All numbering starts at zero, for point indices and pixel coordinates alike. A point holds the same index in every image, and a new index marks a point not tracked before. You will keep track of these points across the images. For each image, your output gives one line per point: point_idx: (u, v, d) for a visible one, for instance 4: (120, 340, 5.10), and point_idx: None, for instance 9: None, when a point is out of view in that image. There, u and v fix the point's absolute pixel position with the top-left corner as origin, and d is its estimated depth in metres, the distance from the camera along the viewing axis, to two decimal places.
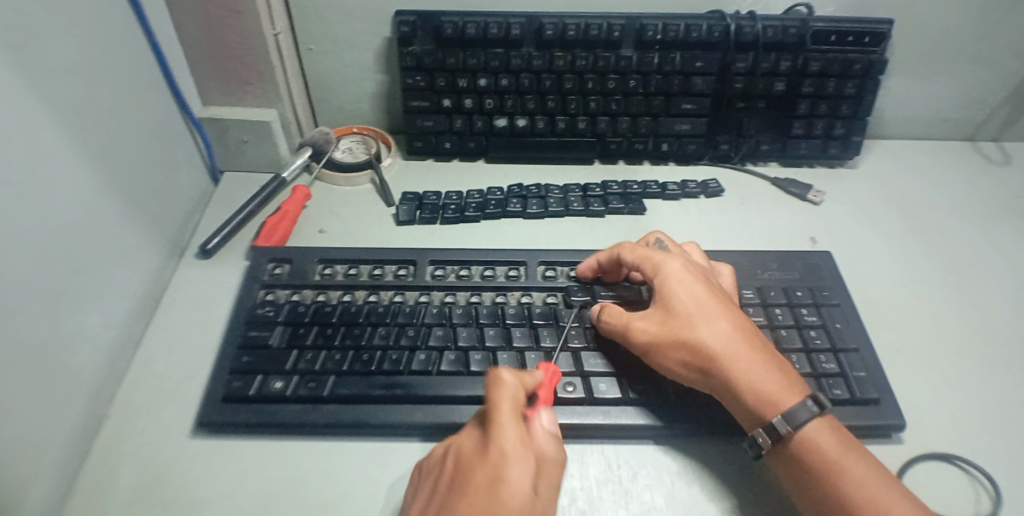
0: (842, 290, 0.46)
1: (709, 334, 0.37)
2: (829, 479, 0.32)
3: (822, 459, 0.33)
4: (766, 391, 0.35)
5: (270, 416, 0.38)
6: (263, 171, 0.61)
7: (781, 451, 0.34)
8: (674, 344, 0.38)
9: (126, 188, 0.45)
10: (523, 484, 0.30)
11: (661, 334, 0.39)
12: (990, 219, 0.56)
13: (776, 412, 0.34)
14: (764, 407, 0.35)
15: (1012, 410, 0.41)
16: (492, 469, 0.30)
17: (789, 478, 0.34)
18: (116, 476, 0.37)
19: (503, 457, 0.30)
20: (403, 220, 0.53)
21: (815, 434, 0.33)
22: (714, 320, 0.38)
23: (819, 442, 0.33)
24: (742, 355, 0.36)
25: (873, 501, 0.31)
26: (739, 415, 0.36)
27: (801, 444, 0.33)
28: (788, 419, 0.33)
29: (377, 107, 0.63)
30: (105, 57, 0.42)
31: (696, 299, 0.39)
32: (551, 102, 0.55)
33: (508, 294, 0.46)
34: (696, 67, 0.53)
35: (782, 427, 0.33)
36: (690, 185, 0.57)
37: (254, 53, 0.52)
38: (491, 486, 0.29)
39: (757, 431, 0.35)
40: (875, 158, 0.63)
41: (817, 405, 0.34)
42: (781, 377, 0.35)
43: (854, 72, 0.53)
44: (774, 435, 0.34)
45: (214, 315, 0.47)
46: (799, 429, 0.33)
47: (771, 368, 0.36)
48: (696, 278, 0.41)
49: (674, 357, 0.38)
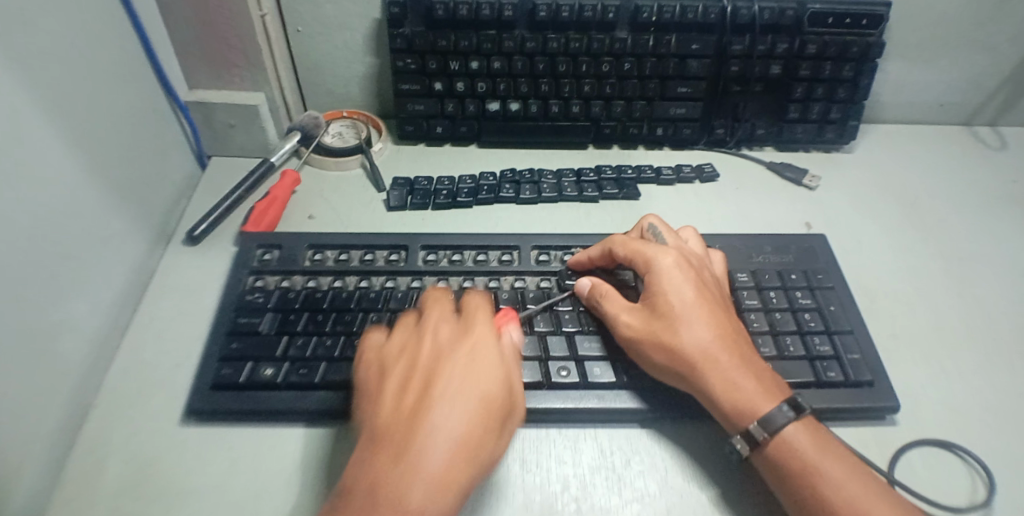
0: (837, 272, 0.45)
1: (692, 339, 0.37)
2: (809, 482, 0.32)
3: (801, 460, 0.33)
4: (746, 399, 0.35)
5: (262, 404, 0.38)
6: (252, 157, 0.60)
7: (760, 458, 0.34)
8: (657, 344, 0.38)
9: (110, 172, 0.43)
10: (502, 364, 0.34)
11: (645, 333, 0.39)
12: (987, 205, 0.56)
13: (753, 419, 0.34)
14: (741, 413, 0.35)
15: (1007, 398, 0.41)
16: (473, 350, 0.34)
17: (767, 478, 0.34)
18: (104, 466, 0.36)
19: (480, 341, 0.34)
20: (394, 205, 0.52)
21: (792, 437, 0.33)
22: (700, 324, 0.37)
23: (795, 445, 0.33)
24: (724, 362, 0.36)
25: (855, 503, 0.31)
26: (718, 418, 0.36)
27: (778, 448, 0.33)
28: (765, 425, 0.33)
29: (367, 90, 0.62)
30: (90, 41, 0.41)
31: (683, 300, 0.39)
32: (544, 85, 0.54)
33: (501, 278, 0.46)
34: (692, 50, 0.52)
35: (758, 434, 0.34)
36: (686, 169, 0.56)
37: (241, 34, 0.51)
38: (480, 365, 0.33)
39: (735, 437, 0.35)
40: (870, 143, 0.62)
41: (794, 410, 0.34)
42: (761, 384, 0.35)
43: (852, 55, 0.53)
44: (752, 441, 0.34)
45: (203, 303, 0.47)
46: (775, 434, 0.33)
47: (753, 376, 0.36)
48: (686, 276, 0.40)
49: (655, 357, 0.38)
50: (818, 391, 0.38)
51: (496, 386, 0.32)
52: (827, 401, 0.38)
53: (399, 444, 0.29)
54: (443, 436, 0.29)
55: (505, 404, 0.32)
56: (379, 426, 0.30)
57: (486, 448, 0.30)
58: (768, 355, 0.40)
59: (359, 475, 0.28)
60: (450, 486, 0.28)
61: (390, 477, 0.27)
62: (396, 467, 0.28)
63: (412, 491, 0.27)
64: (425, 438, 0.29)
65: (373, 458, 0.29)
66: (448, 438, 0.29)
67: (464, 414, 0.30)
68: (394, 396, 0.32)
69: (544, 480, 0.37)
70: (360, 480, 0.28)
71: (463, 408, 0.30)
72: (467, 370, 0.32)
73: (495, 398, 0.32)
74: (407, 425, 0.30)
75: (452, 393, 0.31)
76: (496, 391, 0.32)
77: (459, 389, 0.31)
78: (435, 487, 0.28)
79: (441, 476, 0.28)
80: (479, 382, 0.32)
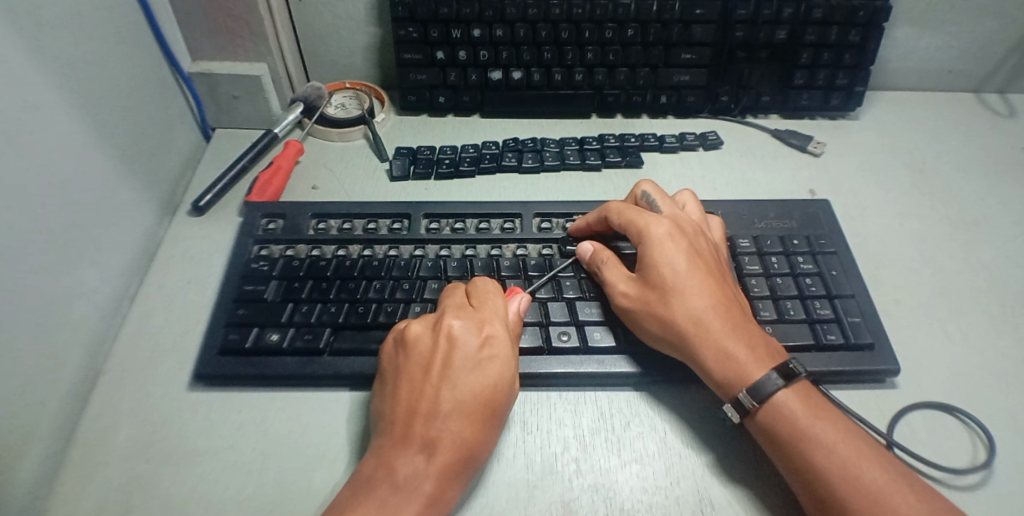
0: (839, 238, 0.45)
1: (685, 312, 0.37)
2: (800, 446, 0.32)
3: (791, 424, 0.33)
4: (737, 365, 0.35)
5: (268, 368, 0.39)
6: (255, 129, 0.60)
7: (751, 423, 0.35)
8: (650, 314, 0.38)
9: (116, 141, 0.44)
10: (513, 371, 0.35)
11: (640, 304, 0.39)
12: (994, 171, 0.55)
13: (743, 387, 0.34)
14: (732, 382, 0.35)
15: (1009, 363, 0.41)
16: (487, 355, 0.34)
17: (764, 445, 0.34)
18: (117, 426, 0.37)
19: (494, 346, 0.35)
20: (397, 176, 0.52)
21: (783, 404, 0.34)
22: (694, 296, 0.38)
23: (784, 411, 0.33)
24: (717, 331, 0.36)
25: (844, 463, 0.31)
26: (711, 386, 0.37)
27: (769, 415, 0.34)
28: (754, 394, 0.34)
29: (369, 60, 0.62)
30: (92, 11, 0.41)
31: (676, 273, 0.39)
32: (547, 53, 0.54)
33: (503, 246, 0.46)
34: (696, 16, 0.52)
35: (747, 402, 0.34)
36: (689, 137, 0.56)
37: (242, 4, 0.51)
38: (491, 367, 0.34)
39: (726, 406, 0.35)
40: (877, 111, 0.62)
41: (784, 377, 0.34)
42: (752, 350, 0.36)
43: (858, 19, 0.52)
44: (742, 409, 0.35)
45: (209, 271, 0.47)
46: (765, 402, 0.34)
47: (745, 342, 0.36)
48: (679, 246, 0.40)
49: (649, 328, 0.38)
50: (818, 354, 0.39)
51: (506, 387, 0.34)
52: (827, 364, 0.38)
53: (414, 443, 0.31)
54: (455, 436, 0.32)
55: (510, 402, 0.35)
56: (396, 426, 0.32)
57: (490, 441, 0.33)
58: (768, 318, 0.40)
59: (379, 465, 0.31)
60: (458, 479, 0.31)
61: (408, 473, 0.30)
62: (411, 465, 0.31)
63: (428, 486, 0.30)
64: (440, 443, 0.31)
65: (389, 452, 0.31)
66: (460, 439, 0.32)
67: (477, 418, 0.32)
68: (408, 392, 0.33)
69: (544, 441, 0.37)
70: (379, 470, 0.31)
71: (475, 411, 0.33)
72: (479, 371, 0.34)
73: (504, 399, 0.34)
74: (421, 425, 0.32)
75: (463, 396, 0.33)
76: (505, 392, 0.34)
77: (470, 391, 0.33)
78: (446, 482, 0.31)
79: (451, 472, 0.31)
80: (491, 388, 0.33)
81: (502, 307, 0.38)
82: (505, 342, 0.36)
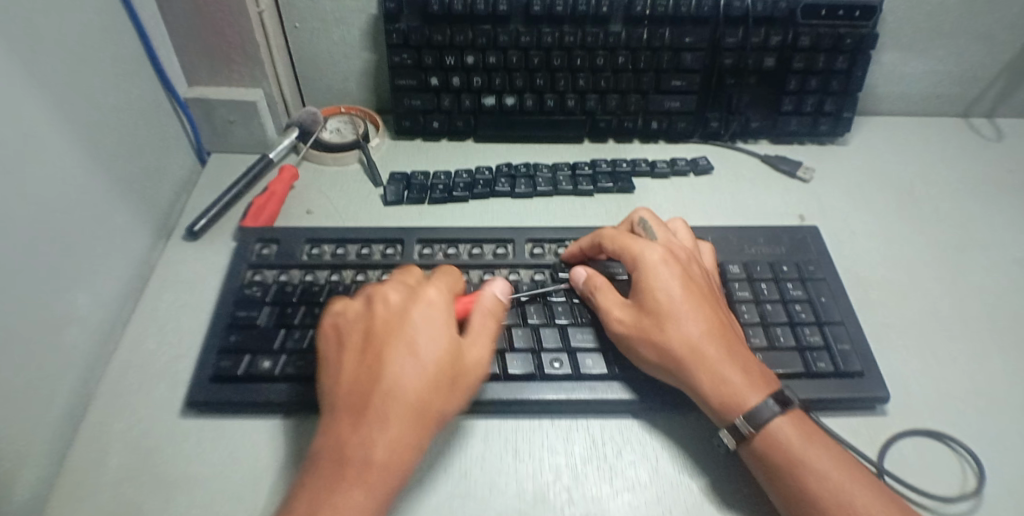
0: (828, 264, 0.46)
1: (680, 336, 0.37)
2: (794, 474, 0.32)
3: (784, 452, 0.33)
4: (734, 392, 0.35)
5: (259, 396, 0.39)
6: (251, 153, 0.60)
7: (745, 450, 0.35)
8: (645, 341, 0.38)
9: (111, 168, 0.44)
10: (449, 328, 0.34)
11: (634, 328, 0.39)
12: (982, 194, 0.56)
13: (738, 413, 0.34)
14: (729, 407, 0.35)
15: (998, 389, 0.41)
16: (422, 317, 0.34)
17: (756, 471, 0.34)
18: (107, 453, 0.37)
19: (429, 306, 0.35)
20: (391, 201, 0.52)
21: (778, 431, 0.34)
22: (688, 320, 0.38)
23: (779, 438, 0.33)
24: (713, 356, 0.36)
25: (838, 491, 0.31)
26: (707, 412, 0.36)
27: (763, 441, 0.34)
28: (750, 419, 0.34)
29: (364, 85, 0.62)
30: (90, 38, 0.42)
31: (671, 298, 0.38)
32: (540, 79, 0.54)
33: (496, 272, 0.46)
34: (686, 43, 0.52)
35: (744, 427, 0.34)
36: (681, 163, 0.56)
37: (238, 31, 0.51)
38: (431, 328, 0.34)
39: (722, 431, 0.35)
40: (866, 135, 0.62)
41: (780, 403, 0.34)
42: (748, 377, 0.36)
43: (846, 46, 0.53)
44: (738, 435, 0.34)
45: (202, 296, 0.47)
46: (761, 427, 0.34)
47: (740, 368, 0.36)
48: (674, 271, 0.40)
49: (646, 354, 0.38)
50: (808, 381, 0.39)
51: (451, 346, 0.34)
52: (817, 392, 0.38)
53: (354, 413, 0.31)
54: (396, 400, 0.31)
55: (463, 364, 0.34)
56: (337, 401, 0.32)
57: (446, 404, 0.33)
58: (758, 346, 0.40)
59: (324, 442, 0.31)
60: (410, 443, 0.31)
61: (353, 440, 0.30)
62: (351, 434, 0.30)
63: (375, 450, 0.30)
64: (378, 408, 0.31)
65: (333, 426, 0.31)
66: (406, 400, 0.31)
67: (420, 379, 0.32)
68: (347, 365, 0.33)
69: (535, 469, 0.37)
70: (324, 447, 0.31)
71: (418, 372, 0.32)
72: (413, 333, 0.33)
73: (450, 359, 0.33)
74: (364, 393, 0.31)
75: (398, 358, 0.32)
76: (451, 352, 0.34)
77: (406, 351, 0.33)
78: (396, 445, 0.30)
79: (400, 435, 0.30)
80: (427, 347, 0.33)
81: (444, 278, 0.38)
82: (441, 303, 0.36)
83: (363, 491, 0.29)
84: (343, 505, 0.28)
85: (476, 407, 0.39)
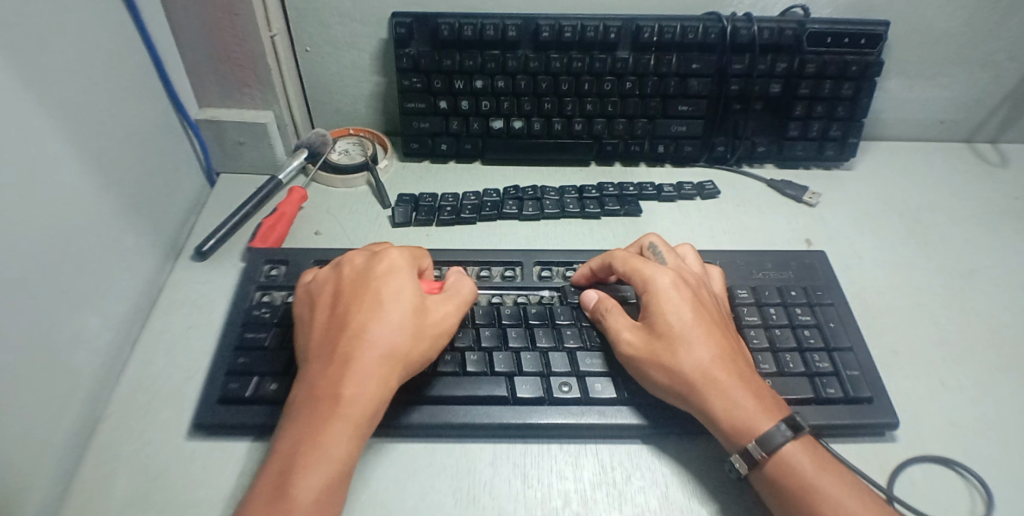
0: (836, 289, 0.46)
1: (689, 360, 0.37)
2: (806, 501, 0.32)
3: (796, 478, 0.33)
4: (743, 417, 0.35)
5: (266, 419, 0.38)
6: (260, 173, 0.61)
7: (758, 475, 0.35)
8: (655, 364, 0.38)
9: (122, 190, 0.44)
10: (410, 284, 0.38)
11: (644, 352, 0.39)
12: (988, 220, 0.56)
13: (752, 438, 0.34)
14: (741, 432, 0.35)
15: (1009, 418, 0.40)
16: (384, 276, 0.38)
17: (769, 498, 0.34)
18: (112, 477, 0.37)
19: (391, 267, 0.39)
20: (400, 222, 0.52)
21: (793, 456, 0.33)
22: (698, 344, 0.38)
23: (791, 464, 0.33)
24: (720, 380, 0.36)
25: None
26: (719, 437, 0.36)
27: (775, 468, 0.34)
28: (763, 444, 0.34)
29: (374, 108, 0.63)
30: (103, 59, 0.42)
31: (683, 322, 0.38)
32: (547, 103, 0.55)
33: (505, 294, 0.46)
34: (692, 69, 0.53)
35: (756, 452, 0.34)
36: (687, 187, 0.57)
37: (251, 55, 0.52)
38: (395, 288, 0.38)
39: (734, 456, 0.35)
40: (871, 160, 0.63)
41: (792, 429, 0.34)
42: (756, 400, 0.36)
43: (851, 74, 0.53)
44: (750, 460, 0.34)
45: (211, 317, 0.47)
46: (774, 453, 0.33)
47: (747, 390, 0.36)
48: (681, 295, 0.40)
49: (656, 378, 0.38)
50: (818, 408, 0.39)
51: (413, 302, 0.37)
52: (827, 418, 0.38)
53: (328, 357, 0.34)
54: (365, 344, 0.35)
55: (427, 316, 0.37)
56: (312, 352, 0.36)
57: (414, 351, 0.36)
58: (769, 372, 0.40)
59: (302, 386, 0.34)
60: (382, 383, 0.34)
61: (329, 380, 0.33)
62: (325, 373, 0.34)
63: (347, 388, 0.33)
64: (349, 352, 0.34)
65: (310, 371, 0.34)
66: (376, 345, 0.35)
67: (386, 328, 0.35)
68: (320, 321, 0.37)
69: (544, 495, 0.37)
70: (302, 390, 0.34)
71: (385, 323, 0.36)
72: (377, 288, 0.37)
73: (413, 312, 0.37)
74: (334, 342, 0.35)
75: (365, 311, 0.36)
76: (414, 306, 0.37)
77: (371, 303, 0.37)
78: (369, 382, 0.33)
79: (373, 375, 0.34)
80: (390, 300, 0.37)
81: (405, 249, 0.42)
82: (402, 265, 0.40)
83: (342, 422, 0.32)
84: (325, 436, 0.31)
85: (485, 431, 0.39)
